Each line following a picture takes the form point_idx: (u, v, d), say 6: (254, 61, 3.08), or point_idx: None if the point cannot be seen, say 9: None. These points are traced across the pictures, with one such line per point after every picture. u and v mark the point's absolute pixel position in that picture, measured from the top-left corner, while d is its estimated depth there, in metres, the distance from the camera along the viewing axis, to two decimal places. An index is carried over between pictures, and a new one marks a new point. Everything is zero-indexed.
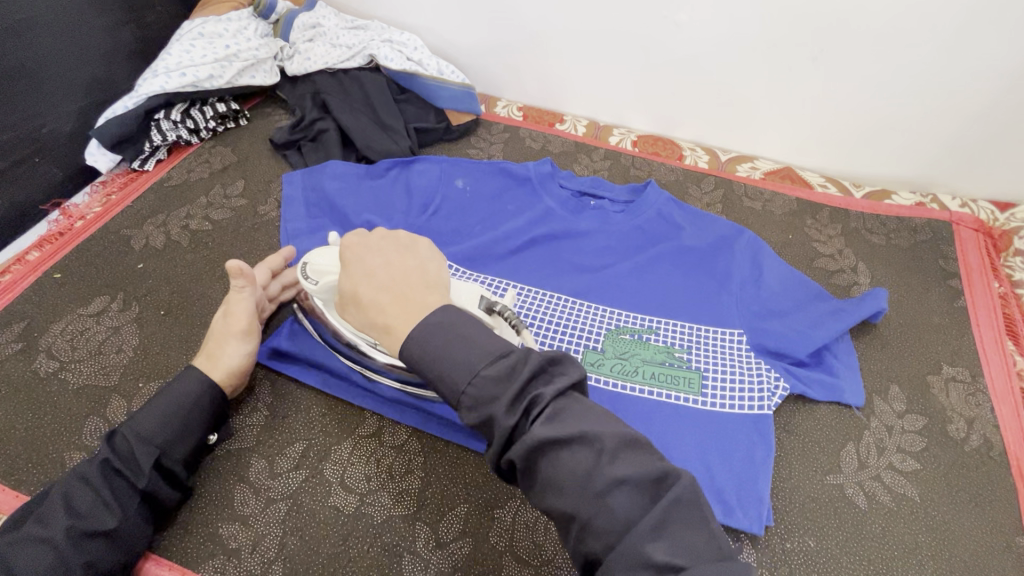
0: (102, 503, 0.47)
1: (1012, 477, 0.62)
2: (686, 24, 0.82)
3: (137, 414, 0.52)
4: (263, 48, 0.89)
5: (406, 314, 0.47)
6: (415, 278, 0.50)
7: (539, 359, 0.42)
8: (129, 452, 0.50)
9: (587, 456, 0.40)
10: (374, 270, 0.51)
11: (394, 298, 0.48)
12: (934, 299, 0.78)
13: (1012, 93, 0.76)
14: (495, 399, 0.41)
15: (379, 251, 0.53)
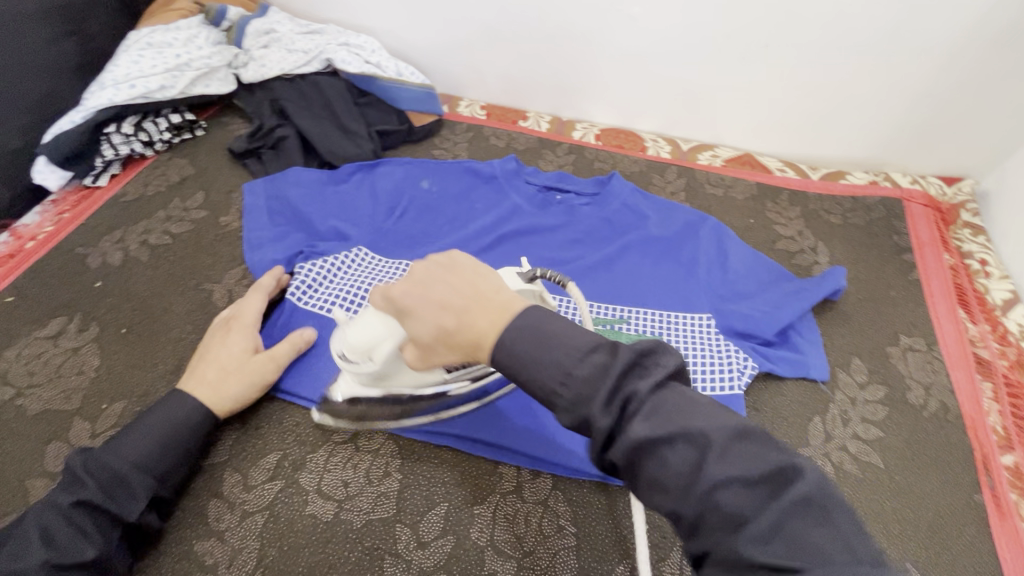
0: (83, 533, 0.46)
1: (968, 438, 0.65)
2: (640, 17, 0.83)
3: (126, 443, 0.51)
4: (215, 56, 0.87)
5: (485, 322, 0.39)
6: (483, 284, 0.42)
7: (630, 354, 0.36)
8: (116, 482, 0.49)
9: (689, 453, 0.33)
10: (440, 296, 0.41)
11: (470, 311, 0.40)
12: (890, 273, 0.81)
13: (950, 71, 0.80)
14: (590, 397, 0.35)
15: (429, 276, 0.43)
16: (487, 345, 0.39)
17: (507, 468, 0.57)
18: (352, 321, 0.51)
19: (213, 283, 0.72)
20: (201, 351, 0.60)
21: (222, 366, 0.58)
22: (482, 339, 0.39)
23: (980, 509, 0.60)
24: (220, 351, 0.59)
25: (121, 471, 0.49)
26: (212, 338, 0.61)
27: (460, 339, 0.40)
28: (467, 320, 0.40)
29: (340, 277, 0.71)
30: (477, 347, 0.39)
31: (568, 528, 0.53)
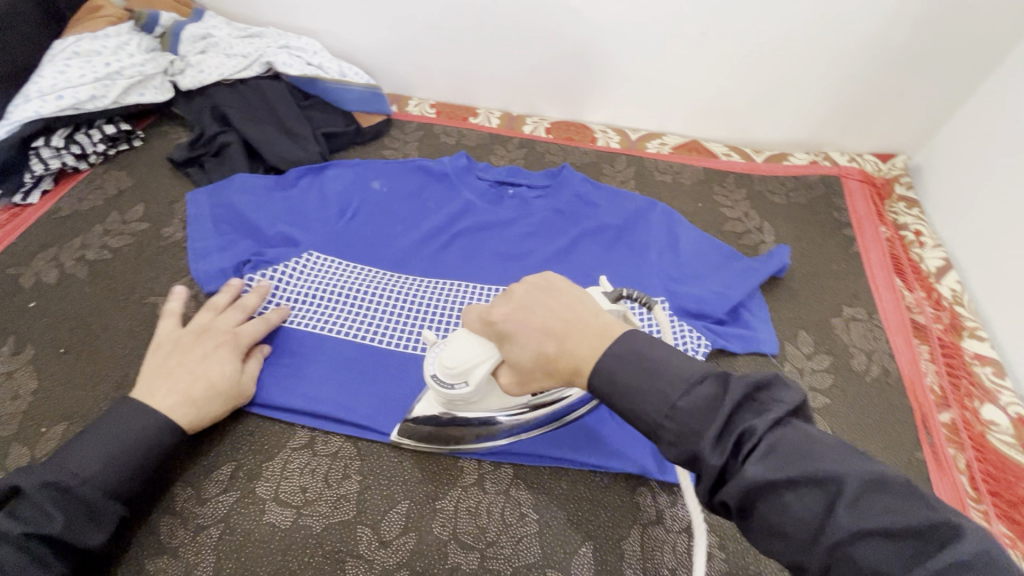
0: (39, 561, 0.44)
1: (908, 399, 0.68)
2: (581, 10, 0.84)
3: (94, 469, 0.48)
4: (149, 63, 0.84)
5: (585, 346, 0.41)
6: (581, 309, 0.44)
7: (741, 389, 0.35)
8: (82, 510, 0.47)
9: (818, 499, 0.32)
10: (541, 320, 0.44)
11: (569, 334, 0.43)
12: (832, 248, 0.84)
13: (875, 53, 0.84)
14: (700, 431, 0.35)
15: (526, 299, 0.46)
16: (585, 369, 0.41)
17: (468, 462, 0.57)
18: (453, 336, 0.50)
19: (157, 296, 0.70)
20: (178, 363, 0.56)
21: (216, 381, 0.56)
22: (581, 363, 0.41)
23: (921, 465, 0.63)
24: (211, 366, 0.57)
25: (91, 498, 0.47)
26: (194, 351, 0.57)
27: (558, 363, 0.42)
28: (565, 344, 0.42)
29: (292, 283, 0.70)
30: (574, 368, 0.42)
31: (530, 516, 0.54)
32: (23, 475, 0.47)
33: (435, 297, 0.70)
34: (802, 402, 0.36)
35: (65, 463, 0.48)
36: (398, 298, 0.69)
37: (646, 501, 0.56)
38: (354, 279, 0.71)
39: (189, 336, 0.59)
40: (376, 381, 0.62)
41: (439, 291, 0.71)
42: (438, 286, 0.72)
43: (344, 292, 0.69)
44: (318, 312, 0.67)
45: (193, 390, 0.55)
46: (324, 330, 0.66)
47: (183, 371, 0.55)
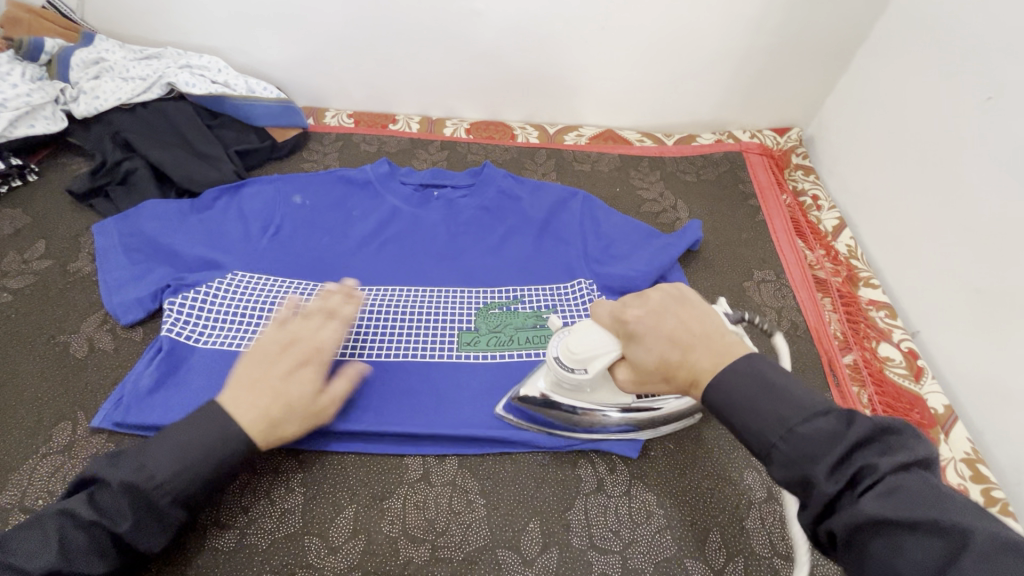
0: (100, 551, 0.44)
1: (816, 348, 0.75)
2: (486, 12, 0.87)
3: (172, 476, 0.45)
4: (35, 92, 0.80)
5: (712, 362, 0.43)
6: (710, 325, 0.46)
7: (865, 430, 0.36)
8: (151, 515, 0.45)
9: (937, 547, 0.32)
10: (671, 329, 0.46)
11: (697, 346, 0.44)
12: (741, 218, 0.91)
13: (758, 37, 0.91)
14: (813, 457, 0.37)
15: (662, 306, 0.48)
16: (704, 382, 0.43)
17: (413, 459, 0.59)
18: (579, 326, 0.53)
19: (69, 335, 0.66)
20: (261, 376, 0.52)
21: (289, 403, 0.51)
22: (701, 375, 0.43)
23: None
24: (290, 389, 0.52)
25: (159, 505, 0.45)
26: (278, 365, 0.53)
27: (677, 375, 0.44)
28: (692, 353, 0.44)
29: (218, 305, 0.68)
30: (696, 382, 0.43)
31: (477, 502, 0.57)
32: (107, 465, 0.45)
33: (373, 302, 0.71)
34: (932, 455, 0.36)
35: (146, 460, 0.45)
36: None
37: (586, 471, 0.60)
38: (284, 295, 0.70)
39: (276, 349, 0.55)
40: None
41: (374, 298, 0.72)
42: (373, 293, 0.73)
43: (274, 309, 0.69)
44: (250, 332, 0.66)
45: (272, 405, 0.50)
46: None
47: (265, 386, 0.51)
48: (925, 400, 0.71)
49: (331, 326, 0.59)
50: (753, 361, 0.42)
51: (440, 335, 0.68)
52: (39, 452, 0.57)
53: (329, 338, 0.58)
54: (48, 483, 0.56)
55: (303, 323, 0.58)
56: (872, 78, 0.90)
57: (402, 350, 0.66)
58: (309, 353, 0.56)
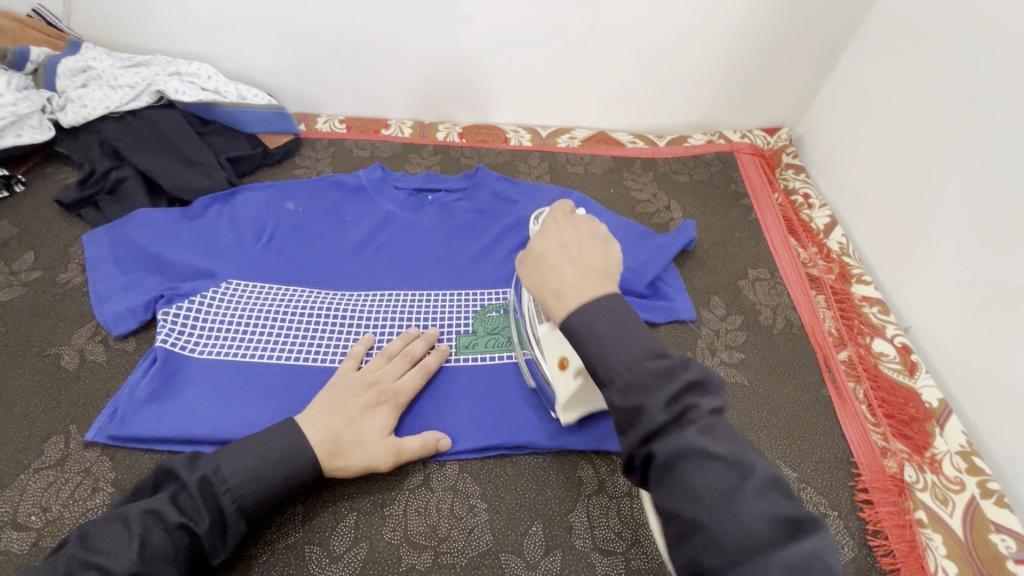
0: (171, 555, 0.45)
1: (811, 345, 0.75)
2: (476, 16, 0.87)
3: (243, 481, 0.48)
4: (22, 101, 0.79)
5: (583, 282, 0.44)
6: (603, 265, 0.46)
7: (695, 374, 0.38)
8: (223, 518, 0.47)
9: (732, 476, 0.35)
10: (573, 253, 0.46)
11: (582, 274, 0.44)
12: (733, 217, 0.91)
13: (746, 38, 0.92)
14: (650, 389, 0.38)
15: (572, 235, 0.49)
16: (565, 295, 0.43)
17: (413, 465, 0.59)
18: None
19: (59, 347, 0.65)
20: (342, 404, 0.56)
21: (338, 439, 0.54)
22: (567, 287, 0.44)
23: (826, 401, 0.70)
24: (363, 427, 0.56)
25: (224, 510, 0.47)
26: (359, 400, 0.57)
27: (546, 283, 0.45)
28: (569, 267, 0.45)
29: (213, 314, 0.67)
30: (557, 291, 0.44)
31: (479, 506, 0.56)
32: (185, 463, 0.49)
33: (368, 308, 0.71)
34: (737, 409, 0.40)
35: (220, 460, 0.49)
36: (328, 316, 0.69)
37: (588, 473, 0.60)
38: (279, 303, 0.70)
39: (359, 384, 0.58)
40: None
41: (370, 303, 0.72)
42: (370, 298, 0.72)
43: (270, 317, 0.68)
44: (247, 342, 0.66)
45: (349, 441, 0.54)
46: (257, 358, 0.65)
47: (336, 414, 0.55)
48: (920, 394, 0.71)
49: (411, 372, 0.61)
50: (609, 296, 0.42)
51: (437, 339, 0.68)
52: (32, 467, 0.56)
53: (408, 385, 0.60)
54: (41, 498, 0.55)
55: (400, 358, 0.62)
56: (860, 77, 0.91)
57: None
58: (386, 395, 0.59)
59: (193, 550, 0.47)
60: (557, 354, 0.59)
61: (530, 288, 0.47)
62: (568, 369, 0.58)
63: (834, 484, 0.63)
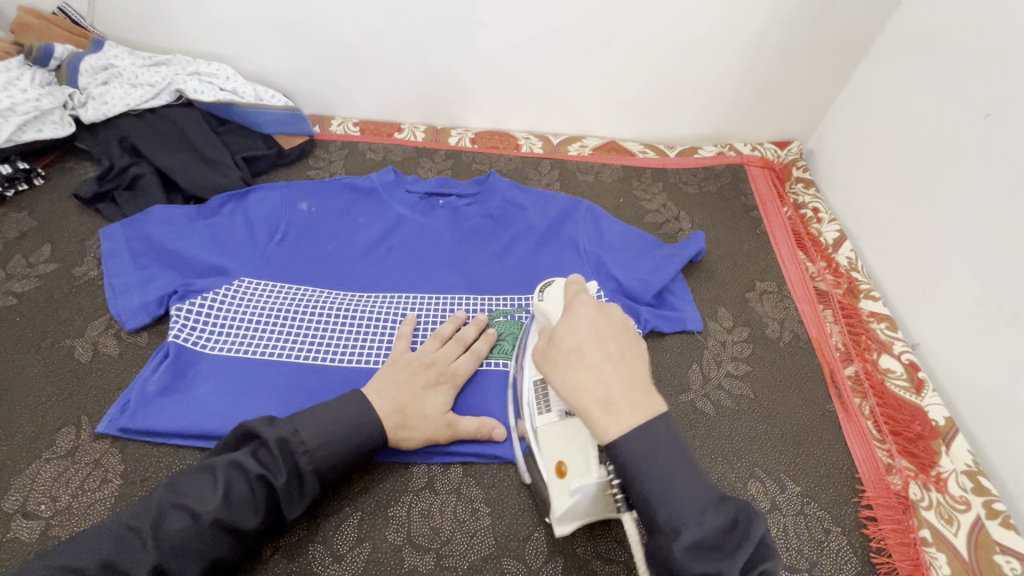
0: (253, 505, 0.47)
1: (817, 359, 0.75)
2: (491, 24, 0.88)
3: (317, 445, 0.50)
4: (45, 97, 0.80)
5: (623, 410, 0.40)
6: (642, 374, 0.43)
7: (760, 533, 0.37)
8: (301, 474, 0.49)
9: None
10: (610, 345, 0.44)
11: (625, 386, 0.42)
12: (742, 229, 0.92)
13: (759, 52, 0.93)
14: (722, 553, 0.36)
15: (607, 332, 0.45)
16: (616, 420, 0.40)
17: (417, 466, 0.59)
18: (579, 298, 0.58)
19: (72, 339, 0.66)
20: (405, 381, 0.58)
21: (404, 416, 0.56)
22: (616, 398, 0.41)
23: (832, 416, 0.70)
24: (426, 402, 0.58)
25: (303, 469, 0.49)
26: (421, 377, 0.59)
27: (581, 392, 0.42)
28: (611, 371, 0.42)
29: (225, 310, 0.68)
30: (595, 413, 0.41)
31: (482, 510, 0.57)
32: (262, 423, 0.50)
33: (377, 310, 0.71)
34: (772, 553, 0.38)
35: (296, 423, 0.50)
36: (338, 316, 0.70)
37: None
38: (290, 301, 0.71)
39: (418, 363, 0.60)
40: (325, 396, 0.63)
41: (379, 305, 0.72)
42: (378, 300, 0.73)
43: (280, 315, 0.69)
44: (258, 340, 0.66)
45: (413, 418, 0.56)
46: (266, 355, 0.65)
47: (403, 392, 0.57)
48: (926, 412, 0.71)
49: (464, 356, 0.64)
50: (658, 420, 0.40)
51: None
52: (43, 456, 0.57)
53: (462, 364, 0.63)
54: (52, 488, 0.55)
55: (450, 341, 0.65)
56: (872, 94, 0.91)
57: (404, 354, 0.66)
58: (445, 374, 0.61)
59: (276, 502, 0.49)
60: (556, 455, 0.51)
61: (562, 393, 0.43)
62: (566, 479, 0.50)
63: (837, 499, 0.63)
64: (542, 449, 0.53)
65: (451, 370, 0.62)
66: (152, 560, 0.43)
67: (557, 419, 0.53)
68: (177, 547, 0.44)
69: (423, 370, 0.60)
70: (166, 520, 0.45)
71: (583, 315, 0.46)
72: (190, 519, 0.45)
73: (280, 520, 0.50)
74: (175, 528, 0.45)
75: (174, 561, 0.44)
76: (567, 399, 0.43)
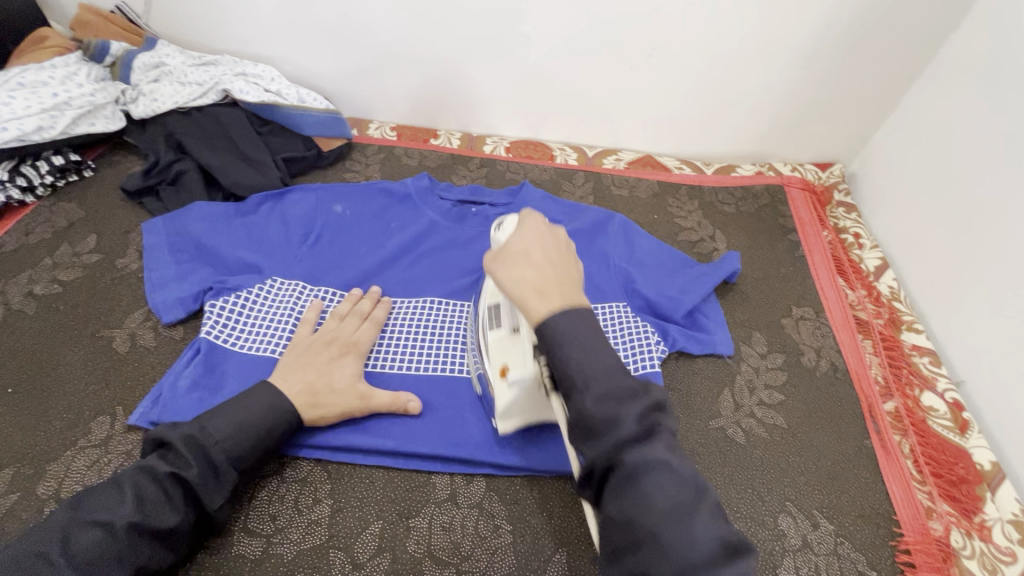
0: (169, 503, 0.48)
1: (855, 391, 0.73)
2: (533, 34, 0.88)
3: (226, 435, 0.52)
4: (99, 93, 0.83)
5: (549, 294, 0.45)
6: (574, 277, 0.48)
7: (659, 396, 0.41)
8: (213, 464, 0.50)
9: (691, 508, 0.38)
10: (548, 259, 0.48)
11: (555, 282, 0.46)
12: (779, 252, 0.89)
13: (804, 71, 0.90)
14: (624, 401, 0.40)
15: (547, 247, 0.49)
16: (542, 308, 0.44)
17: (440, 478, 0.59)
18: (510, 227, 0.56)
19: (112, 329, 0.68)
20: (308, 361, 0.61)
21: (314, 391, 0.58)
22: (550, 291, 0.45)
23: (869, 452, 0.67)
24: (333, 375, 0.60)
25: (215, 460, 0.50)
26: (324, 353, 0.62)
27: (516, 280, 0.46)
28: (549, 269, 0.47)
29: (257, 309, 0.69)
30: (530, 301, 0.45)
31: (504, 527, 0.56)
32: (176, 431, 0.51)
33: (407, 315, 0.71)
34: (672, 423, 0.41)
35: (204, 422, 0.52)
36: None
37: None
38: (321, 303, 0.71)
39: (319, 342, 0.63)
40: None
41: (407, 310, 0.72)
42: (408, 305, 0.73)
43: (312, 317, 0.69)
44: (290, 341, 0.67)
45: (322, 390, 0.59)
46: None
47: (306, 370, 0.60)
48: (971, 454, 0.67)
49: (365, 326, 0.66)
50: (585, 310, 0.44)
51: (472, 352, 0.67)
52: (78, 444, 0.59)
53: (365, 336, 0.65)
54: (85, 476, 0.57)
55: (348, 314, 0.67)
56: (921, 119, 0.88)
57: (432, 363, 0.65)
58: (352, 345, 0.64)
59: (193, 497, 0.50)
60: (500, 360, 0.56)
61: (505, 283, 0.47)
62: (506, 378, 0.55)
63: (873, 541, 0.60)
64: (489, 351, 0.58)
65: (349, 341, 0.64)
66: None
67: (506, 333, 0.57)
68: (92, 560, 0.44)
69: (325, 343, 0.63)
70: (80, 533, 0.45)
71: (528, 219, 0.51)
72: (100, 534, 0.45)
73: (204, 515, 0.51)
74: (86, 543, 0.45)
75: (95, 570, 0.44)
76: (508, 287, 0.47)
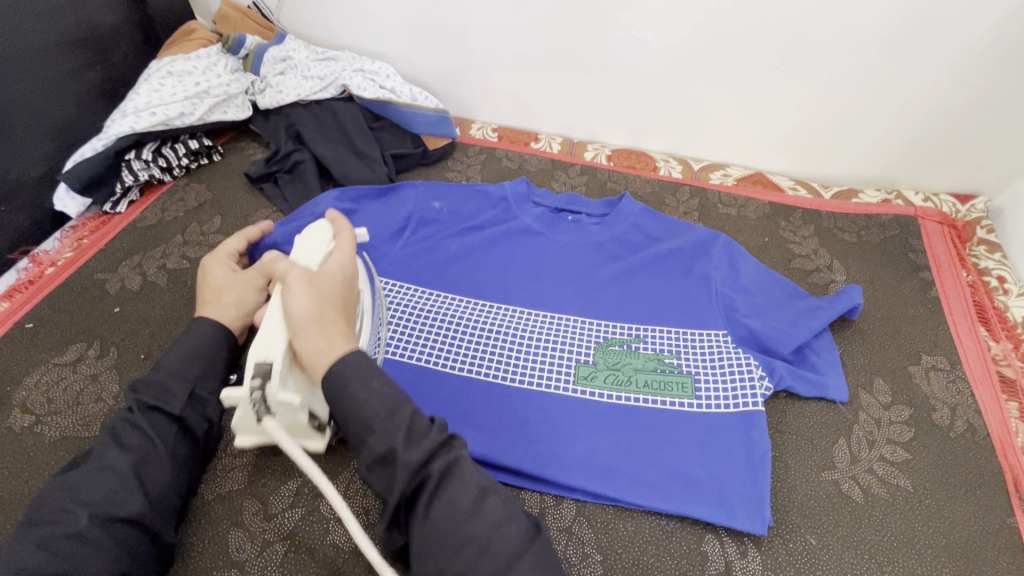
0: (142, 430, 0.52)
1: (997, 459, 0.64)
2: (651, 41, 0.84)
3: (168, 360, 0.56)
4: (232, 83, 0.89)
5: (323, 338, 0.48)
6: (342, 323, 0.50)
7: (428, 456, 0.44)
8: (161, 382, 0.54)
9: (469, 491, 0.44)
10: (321, 305, 0.50)
11: (320, 327, 0.49)
12: (908, 291, 0.81)
13: (957, 90, 0.81)
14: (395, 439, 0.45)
15: (318, 293, 0.50)
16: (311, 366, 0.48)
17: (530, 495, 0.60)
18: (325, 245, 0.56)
19: None
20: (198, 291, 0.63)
21: (216, 296, 0.61)
22: (321, 344, 0.48)
23: (1014, 534, 0.59)
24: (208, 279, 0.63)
25: (162, 378, 0.54)
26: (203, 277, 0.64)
27: (303, 310, 0.49)
28: (316, 333, 0.48)
29: None
30: (311, 345, 0.48)
31: (594, 557, 0.56)
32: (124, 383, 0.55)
33: (500, 321, 0.72)
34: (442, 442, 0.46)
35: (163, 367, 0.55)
36: (461, 325, 0.71)
37: (713, 550, 0.57)
38: (421, 305, 0.73)
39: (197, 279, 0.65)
40: (463, 402, 0.64)
41: (500, 317, 0.72)
42: (500, 312, 0.73)
43: (411, 316, 0.71)
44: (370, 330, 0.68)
45: (208, 301, 0.61)
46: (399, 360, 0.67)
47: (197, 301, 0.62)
48: None
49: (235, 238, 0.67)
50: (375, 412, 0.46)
51: (559, 366, 0.67)
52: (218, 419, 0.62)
53: (231, 243, 0.67)
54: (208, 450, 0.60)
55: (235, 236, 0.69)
56: None
57: (519, 373, 0.66)
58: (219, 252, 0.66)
59: (162, 416, 0.53)
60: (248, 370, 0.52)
61: (289, 309, 0.49)
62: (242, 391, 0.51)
63: None
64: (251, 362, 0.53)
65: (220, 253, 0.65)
66: (86, 514, 0.46)
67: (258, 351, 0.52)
68: (102, 496, 0.48)
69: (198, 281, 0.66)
70: (86, 481, 0.48)
71: (328, 262, 0.54)
72: (103, 475, 0.49)
73: (181, 433, 0.54)
74: (93, 486, 0.48)
75: (107, 503, 0.47)
76: (292, 312, 0.49)
